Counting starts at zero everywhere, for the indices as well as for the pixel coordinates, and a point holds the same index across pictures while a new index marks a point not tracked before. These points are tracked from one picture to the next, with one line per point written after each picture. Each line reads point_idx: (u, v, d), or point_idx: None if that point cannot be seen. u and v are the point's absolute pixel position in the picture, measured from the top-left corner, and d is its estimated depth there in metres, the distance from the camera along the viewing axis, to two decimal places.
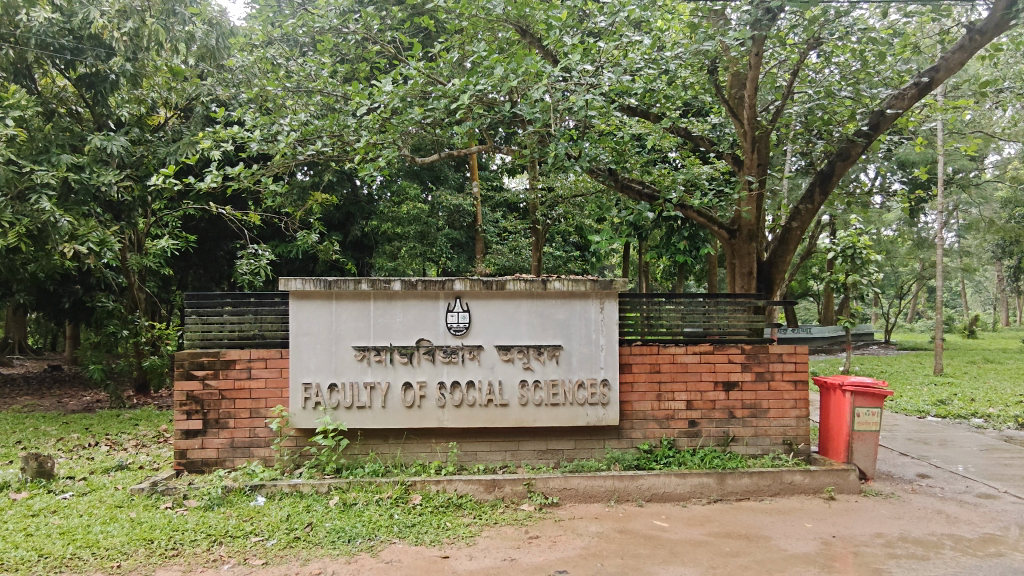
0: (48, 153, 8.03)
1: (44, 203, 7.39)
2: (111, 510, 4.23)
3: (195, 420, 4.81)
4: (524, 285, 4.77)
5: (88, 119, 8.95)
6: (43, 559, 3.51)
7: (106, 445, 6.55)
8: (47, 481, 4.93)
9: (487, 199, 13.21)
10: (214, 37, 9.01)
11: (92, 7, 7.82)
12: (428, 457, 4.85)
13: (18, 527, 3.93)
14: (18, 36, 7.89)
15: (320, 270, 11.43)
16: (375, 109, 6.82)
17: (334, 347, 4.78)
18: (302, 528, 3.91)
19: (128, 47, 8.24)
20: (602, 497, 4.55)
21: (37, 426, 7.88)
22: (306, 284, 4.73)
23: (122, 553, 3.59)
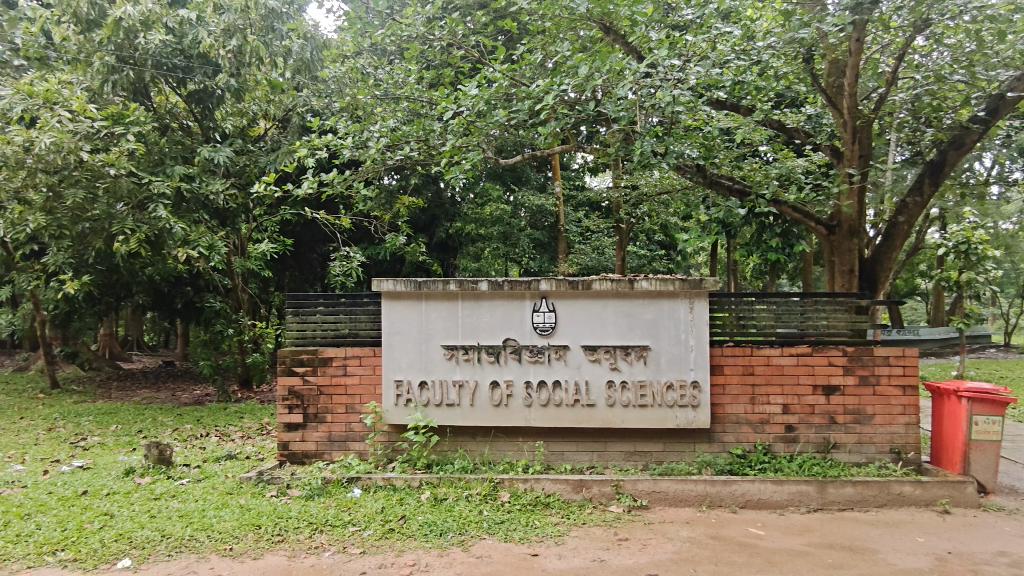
0: (163, 165, 8.70)
1: (161, 211, 8.07)
2: (223, 496, 4.54)
3: (296, 414, 5.08)
4: (611, 285, 4.73)
5: (197, 132, 9.65)
6: (166, 539, 3.81)
7: (216, 436, 7.04)
8: (167, 467, 5.34)
9: (570, 199, 13.19)
10: (309, 50, 9.36)
11: (200, 28, 8.60)
12: (516, 455, 4.89)
13: (144, 509, 4.29)
14: (137, 57, 8.56)
15: (407, 271, 11.75)
16: (461, 114, 6.95)
17: (424, 346, 4.92)
18: (396, 520, 4.05)
19: (232, 63, 8.91)
20: (693, 502, 4.44)
21: (155, 417, 8.54)
22: (398, 285, 4.90)
23: (234, 537, 3.84)
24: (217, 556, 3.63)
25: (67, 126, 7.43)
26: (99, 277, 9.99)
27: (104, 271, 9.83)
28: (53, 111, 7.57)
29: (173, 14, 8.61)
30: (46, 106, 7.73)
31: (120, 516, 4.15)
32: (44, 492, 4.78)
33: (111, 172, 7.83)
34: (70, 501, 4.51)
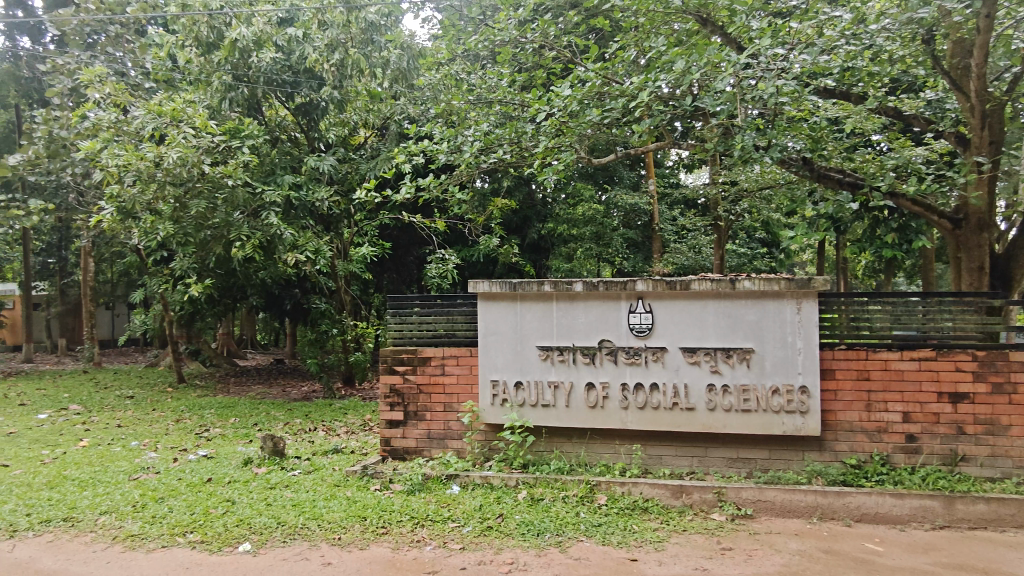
0: (275, 175, 9.29)
1: (273, 219, 8.63)
2: (332, 488, 4.77)
3: (397, 412, 5.26)
4: (711, 285, 4.58)
5: (304, 143, 10.19)
6: (281, 527, 4.06)
7: (323, 430, 7.43)
8: (280, 459, 5.68)
9: (664, 197, 12.92)
10: (407, 60, 9.71)
11: (307, 44, 9.13)
12: (612, 458, 4.84)
13: (261, 497, 4.59)
14: (251, 75, 9.18)
15: (500, 272, 11.90)
16: (554, 114, 6.96)
17: (519, 346, 4.96)
18: (495, 518, 4.10)
19: (335, 76, 9.40)
20: (802, 513, 4.22)
21: (268, 411, 9.13)
22: (493, 286, 4.99)
23: (342, 527, 4.03)
24: (328, 545, 3.83)
25: (191, 142, 8.08)
26: (218, 280, 10.80)
27: (222, 275, 10.60)
28: (179, 128, 8.25)
29: (282, 32, 9.17)
30: (173, 123, 8.43)
31: (241, 503, 4.46)
32: (174, 478, 5.22)
33: (229, 183, 8.43)
34: (197, 487, 4.89)
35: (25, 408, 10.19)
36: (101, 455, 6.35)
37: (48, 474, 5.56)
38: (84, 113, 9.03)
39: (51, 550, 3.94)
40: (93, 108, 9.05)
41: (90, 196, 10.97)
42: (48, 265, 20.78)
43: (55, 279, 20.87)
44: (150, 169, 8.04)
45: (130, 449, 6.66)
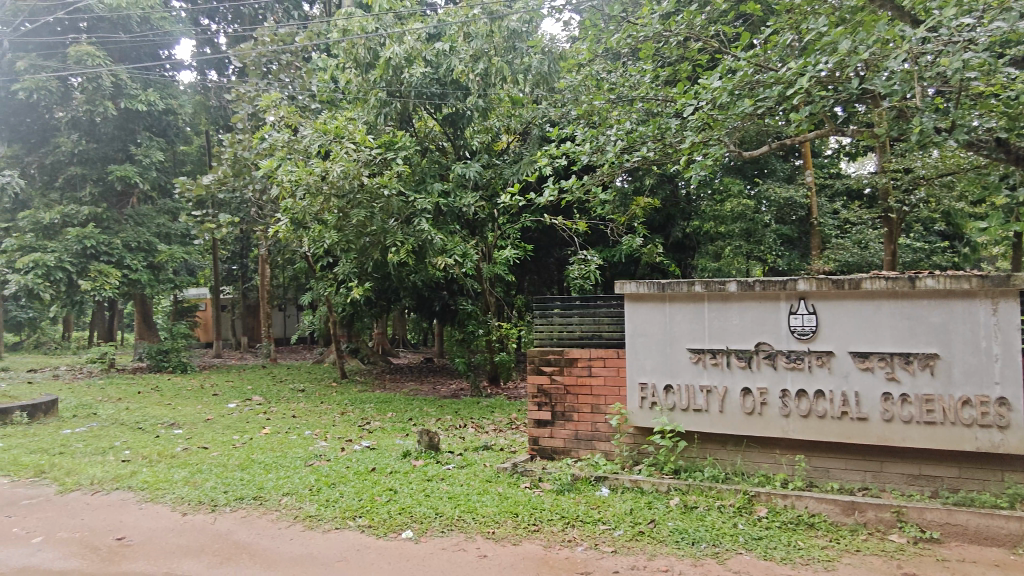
0: (425, 183, 9.82)
1: (424, 225, 9.13)
2: (484, 483, 4.95)
3: (545, 412, 5.35)
4: (885, 283, 4.19)
5: (451, 151, 10.67)
6: (439, 517, 4.27)
7: (473, 427, 7.72)
8: (435, 453, 5.98)
9: (823, 188, 11.98)
10: (548, 63, 9.70)
11: (453, 57, 9.55)
12: (772, 468, 4.56)
13: (420, 488, 4.87)
14: (403, 90, 9.73)
15: (643, 272, 11.69)
16: (701, 108, 6.73)
17: (669, 348, 4.85)
18: (646, 523, 4.03)
19: (480, 85, 9.77)
20: (1003, 542, 3.71)
21: (422, 407, 9.65)
22: (641, 287, 4.94)
23: (496, 522, 4.16)
24: (482, 538, 3.97)
25: (352, 156, 8.74)
26: (376, 283, 11.60)
27: (379, 278, 11.38)
28: (342, 143, 8.95)
29: (431, 47, 9.68)
30: (337, 140, 9.16)
31: (402, 492, 4.76)
32: (343, 466, 5.68)
33: (385, 192, 9.03)
34: (363, 475, 5.29)
35: (218, 398, 11.59)
36: (280, 442, 7.06)
37: (239, 456, 6.28)
38: (263, 136, 10.11)
39: (245, 525, 4.45)
40: (270, 130, 10.13)
41: (267, 209, 12.26)
42: (233, 271, 23.51)
43: (239, 283, 23.52)
44: (317, 183, 8.75)
45: (305, 438, 7.35)
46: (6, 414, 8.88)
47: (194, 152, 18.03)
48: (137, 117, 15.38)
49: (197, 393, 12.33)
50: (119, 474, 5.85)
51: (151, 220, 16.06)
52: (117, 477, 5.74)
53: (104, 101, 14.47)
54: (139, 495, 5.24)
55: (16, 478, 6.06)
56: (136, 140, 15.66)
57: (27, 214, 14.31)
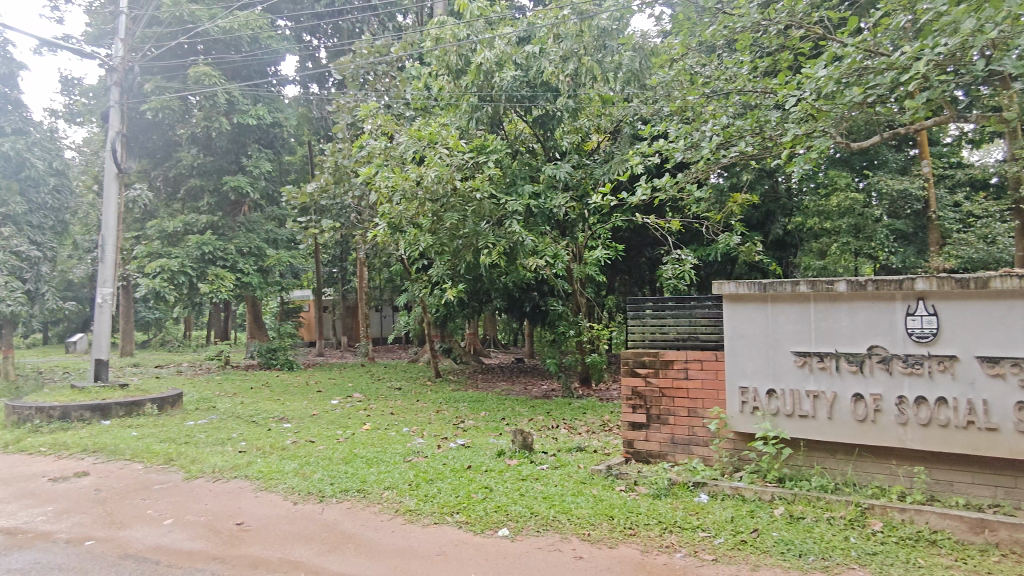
0: (516, 185, 9.93)
1: (515, 226, 9.22)
2: (579, 484, 4.94)
3: (640, 414, 5.29)
4: (1017, 282, 3.82)
5: (541, 152, 10.70)
6: (535, 517, 4.30)
7: (565, 428, 7.72)
8: (529, 453, 6.03)
9: (942, 179, 11.11)
10: (639, 60, 9.47)
11: (543, 59, 9.59)
12: (888, 480, 4.28)
13: (515, 487, 4.92)
14: (494, 94, 9.89)
15: (740, 271, 11.27)
16: (804, 99, 6.44)
17: (772, 352, 4.66)
18: (749, 533, 3.88)
19: (570, 85, 9.73)
20: None
21: (514, 407, 9.75)
22: (741, 287, 4.80)
23: (591, 524, 4.14)
24: (578, 539, 3.97)
25: (446, 161, 8.94)
26: (468, 284, 11.83)
27: (471, 280, 11.61)
28: (435, 149, 9.19)
29: (521, 50, 9.77)
30: (430, 145, 9.40)
31: (498, 491, 4.83)
32: (440, 463, 5.84)
33: (477, 195, 9.19)
34: (459, 473, 5.41)
35: (322, 394, 12.21)
36: (380, 438, 7.36)
37: (343, 450, 6.60)
38: (362, 144, 10.57)
39: (350, 515, 4.68)
40: (368, 139, 10.58)
41: (366, 214, 12.79)
42: (333, 274, 24.70)
43: (339, 285, 24.68)
44: (412, 188, 9.04)
45: (403, 434, 7.62)
46: (140, 406, 9.77)
47: (298, 161, 19.11)
48: (248, 130, 16.48)
49: (303, 389, 13.06)
50: (237, 463, 6.30)
51: (261, 226, 17.16)
52: (235, 466, 6.18)
53: (219, 117, 15.61)
54: (255, 484, 5.62)
55: (149, 464, 6.66)
56: (247, 152, 16.78)
57: (154, 223, 15.67)
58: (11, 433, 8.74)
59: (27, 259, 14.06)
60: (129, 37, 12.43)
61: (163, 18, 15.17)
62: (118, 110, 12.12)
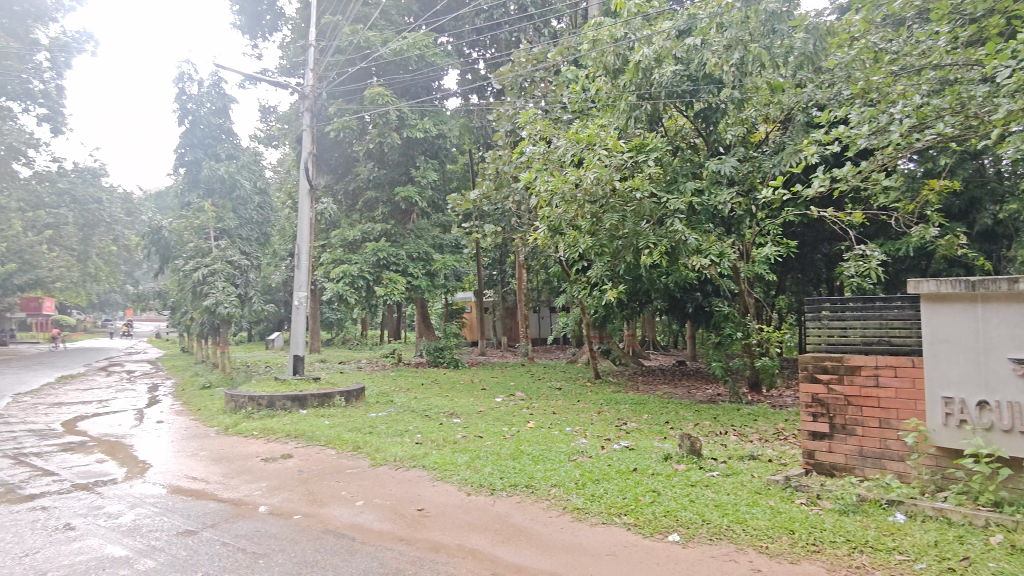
0: (677, 183, 9.69)
1: (678, 225, 8.99)
2: (753, 495, 4.71)
3: (822, 423, 4.97)
4: None
5: (704, 148, 10.35)
6: (707, 525, 4.18)
7: (735, 435, 7.38)
8: (698, 458, 5.85)
9: None
10: (813, 42, 8.68)
11: (706, 51, 9.12)
12: None
13: (684, 492, 4.82)
14: (654, 91, 9.67)
15: (939, 267, 10.03)
16: (1021, 69, 5.63)
17: (984, 358, 4.11)
18: (958, 560, 3.47)
19: (735, 75, 9.18)
20: None
21: (678, 410, 9.48)
22: (943, 286, 4.29)
23: (769, 536, 3.94)
24: (755, 551, 3.79)
25: (605, 162, 8.93)
26: (628, 285, 11.74)
27: (631, 280, 11.50)
28: (594, 150, 9.21)
29: (681, 43, 9.48)
30: (589, 147, 9.44)
31: (666, 495, 4.76)
32: (605, 463, 5.85)
33: (637, 195, 9.09)
34: (625, 474, 5.40)
35: (486, 392, 12.76)
36: (545, 436, 7.54)
37: (511, 446, 6.85)
38: (521, 150, 10.88)
39: (520, 509, 4.85)
40: (527, 145, 10.86)
41: (525, 218, 13.14)
42: (493, 276, 25.65)
43: (499, 287, 25.59)
44: (572, 190, 9.15)
45: (566, 433, 7.74)
46: (330, 397, 10.85)
47: (460, 170, 20.10)
48: (416, 143, 17.62)
49: (469, 387, 13.73)
50: (415, 454, 6.78)
51: (429, 233, 18.29)
52: (414, 456, 6.65)
53: (391, 132, 16.84)
54: (431, 474, 6.02)
55: (341, 451, 7.39)
56: (416, 164, 17.93)
57: (338, 233, 17.35)
58: (231, 418, 10.13)
59: (239, 268, 16.19)
60: (316, 67, 13.88)
61: (343, 46, 16.70)
62: (309, 133, 13.59)
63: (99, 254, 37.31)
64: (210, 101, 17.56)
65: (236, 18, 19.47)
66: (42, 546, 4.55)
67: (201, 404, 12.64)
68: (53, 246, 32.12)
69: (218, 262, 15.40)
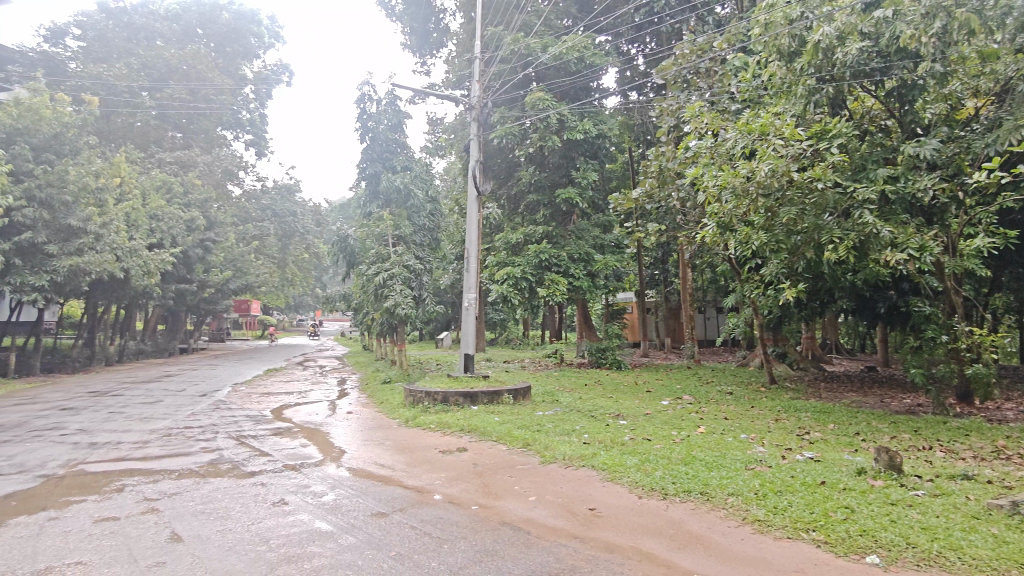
0: (867, 170, 8.85)
1: (867, 216, 8.17)
2: (970, 520, 4.15)
3: None
4: None
5: (898, 129, 9.33)
6: (913, 549, 3.76)
7: (942, 451, 6.55)
8: (899, 475, 5.27)
9: None
10: None
11: (898, 22, 8.23)
12: None
13: (883, 511, 4.37)
14: (837, 72, 8.90)
15: None
16: None
17: None
18: None
19: (936, 47, 8.14)
20: None
21: (870, 421, 8.61)
22: None
23: (994, 569, 3.45)
24: None
25: (781, 152, 8.34)
26: (807, 282, 10.91)
27: (810, 277, 10.68)
28: (768, 140, 8.67)
29: (869, 17, 8.60)
30: (762, 137, 8.87)
31: (861, 513, 4.35)
32: (788, 475, 5.49)
33: (819, 185, 8.38)
34: (813, 488, 5.01)
35: (653, 395, 12.52)
36: (718, 442, 7.24)
37: (682, 451, 6.67)
38: (686, 145, 10.52)
39: (696, 516, 4.71)
40: (692, 139, 10.49)
41: (691, 215, 12.67)
42: (655, 276, 25.10)
43: (661, 287, 24.92)
44: (744, 183, 8.68)
45: (742, 441, 7.36)
46: (500, 395, 11.27)
47: (620, 168, 19.84)
48: (576, 145, 17.52)
49: (634, 388, 13.56)
50: (584, 453, 6.85)
51: (589, 233, 18.26)
52: (582, 456, 6.71)
53: (552, 136, 17.00)
54: (602, 474, 6.04)
55: (512, 447, 7.66)
56: (576, 166, 17.84)
57: (503, 236, 17.98)
58: (410, 411, 10.90)
59: (414, 272, 17.37)
60: (482, 78, 14.51)
61: (507, 56, 17.22)
62: (477, 142, 14.23)
63: (295, 260, 41.91)
64: (388, 117, 19.03)
65: (408, 39, 20.96)
66: (264, 517, 5.23)
67: (383, 397, 13.75)
68: (259, 254, 36.62)
69: (396, 267, 16.66)
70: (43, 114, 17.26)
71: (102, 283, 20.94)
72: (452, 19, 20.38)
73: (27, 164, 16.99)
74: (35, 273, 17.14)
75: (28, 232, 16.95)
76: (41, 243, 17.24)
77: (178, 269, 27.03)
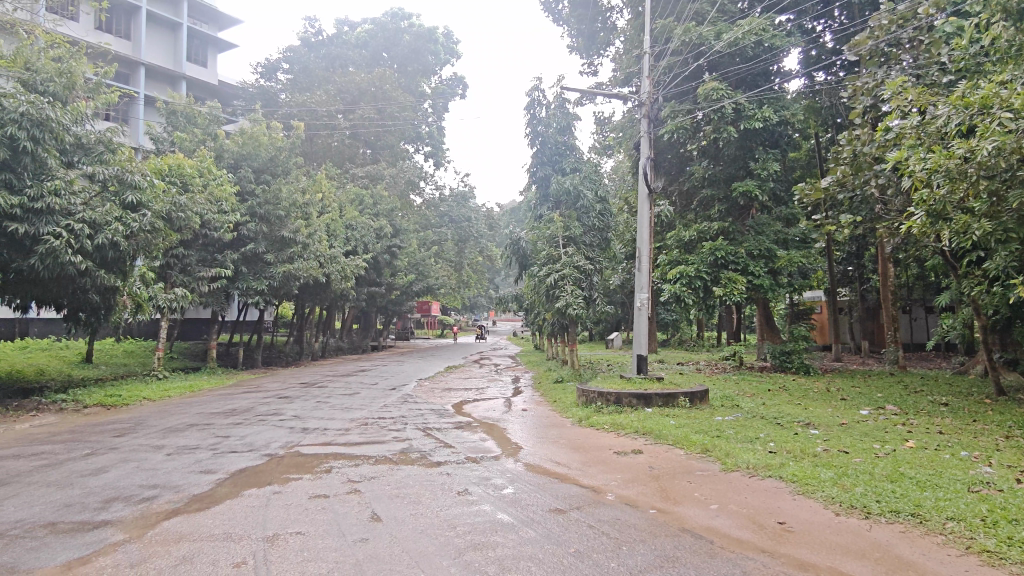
0: None
1: None
2: None
3: None
4: None
5: None
6: None
7: None
8: None
9: None
10: None
11: None
12: None
13: None
14: None
15: None
16: None
17: None
18: None
19: None
20: None
21: None
22: None
23: None
24: None
25: (1010, 126, 7.03)
26: None
27: None
28: (990, 114, 7.47)
29: None
30: (984, 111, 7.65)
31: None
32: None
33: None
34: None
35: (848, 403, 11.40)
36: (932, 459, 6.40)
37: (887, 467, 5.99)
38: (886, 126, 9.42)
39: (907, 540, 4.21)
40: (893, 119, 9.34)
41: (893, 204, 11.32)
42: (849, 272, 22.96)
43: (856, 284, 22.63)
44: (960, 165, 7.52)
45: (962, 459, 6.45)
46: (675, 397, 10.96)
47: (805, 156, 18.36)
48: (755, 134, 16.38)
49: (826, 395, 12.44)
50: (770, 463, 6.43)
51: (770, 228, 17.08)
52: (769, 465, 6.31)
53: (727, 126, 16.02)
54: (792, 487, 5.62)
55: (689, 452, 7.41)
56: (755, 156, 16.74)
57: (675, 235, 17.50)
58: (584, 411, 10.99)
59: (585, 272, 17.45)
60: (652, 72, 14.16)
61: (679, 48, 16.68)
62: (647, 139, 13.92)
63: (471, 263, 44.10)
64: (557, 121, 19.27)
65: (575, 41, 21.23)
66: (451, 505, 5.58)
67: (556, 396, 13.98)
68: (439, 258, 39.09)
69: (567, 267, 16.93)
70: (261, 141, 19.86)
71: (309, 287, 23.73)
72: (620, 16, 20.17)
73: (250, 184, 19.81)
74: (257, 279, 19.88)
75: (252, 244, 19.67)
76: (261, 253, 19.93)
77: (369, 273, 29.77)
